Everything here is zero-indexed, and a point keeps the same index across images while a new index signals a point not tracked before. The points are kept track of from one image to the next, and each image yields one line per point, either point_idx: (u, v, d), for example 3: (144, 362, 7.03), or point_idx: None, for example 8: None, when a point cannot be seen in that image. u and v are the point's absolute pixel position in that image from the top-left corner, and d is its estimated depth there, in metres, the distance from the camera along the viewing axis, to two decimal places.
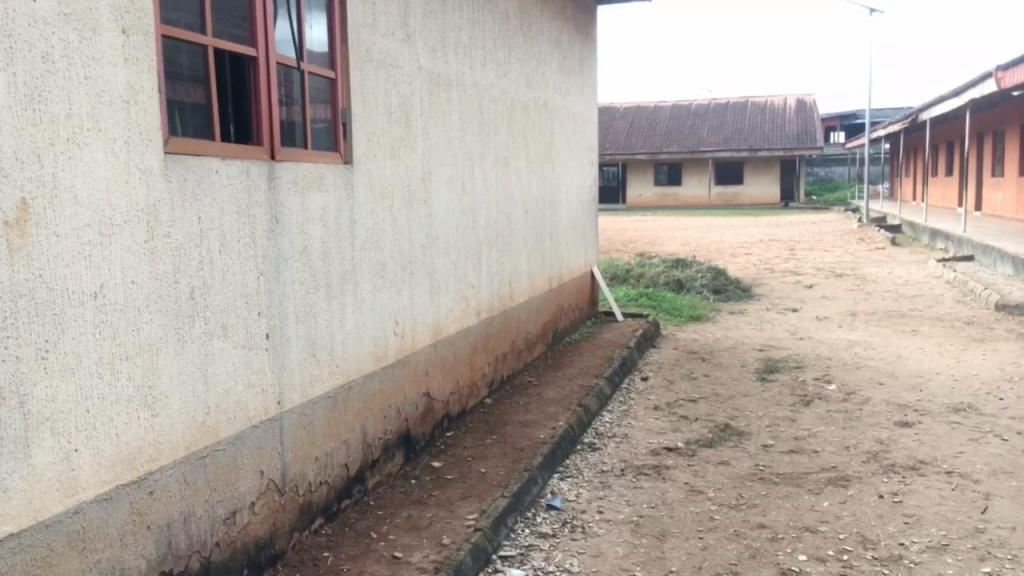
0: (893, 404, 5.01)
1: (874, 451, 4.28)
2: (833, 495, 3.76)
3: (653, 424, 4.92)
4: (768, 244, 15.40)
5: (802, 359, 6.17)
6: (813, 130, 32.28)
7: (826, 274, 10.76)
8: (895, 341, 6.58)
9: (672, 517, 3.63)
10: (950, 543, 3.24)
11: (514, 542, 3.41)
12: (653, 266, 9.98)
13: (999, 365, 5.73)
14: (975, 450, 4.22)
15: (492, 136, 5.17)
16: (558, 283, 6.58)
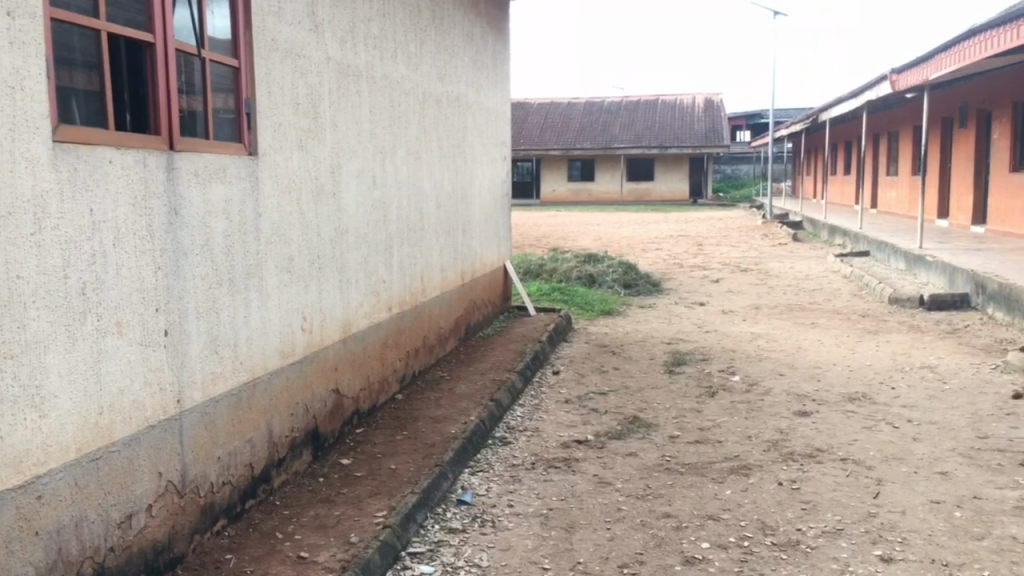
0: (793, 394, 5.19)
1: (774, 440, 4.42)
2: (736, 483, 3.87)
3: (563, 417, 4.96)
4: (677, 239, 15.72)
5: (708, 351, 6.33)
6: (721, 127, 33.10)
7: (732, 268, 11.05)
8: (795, 334, 6.81)
9: (580, 509, 3.66)
10: (844, 527, 3.37)
11: (424, 538, 3.39)
12: (566, 261, 10.05)
13: (891, 355, 6.00)
14: (868, 437, 4.41)
15: (404, 129, 5.12)
16: (470, 277, 6.56)
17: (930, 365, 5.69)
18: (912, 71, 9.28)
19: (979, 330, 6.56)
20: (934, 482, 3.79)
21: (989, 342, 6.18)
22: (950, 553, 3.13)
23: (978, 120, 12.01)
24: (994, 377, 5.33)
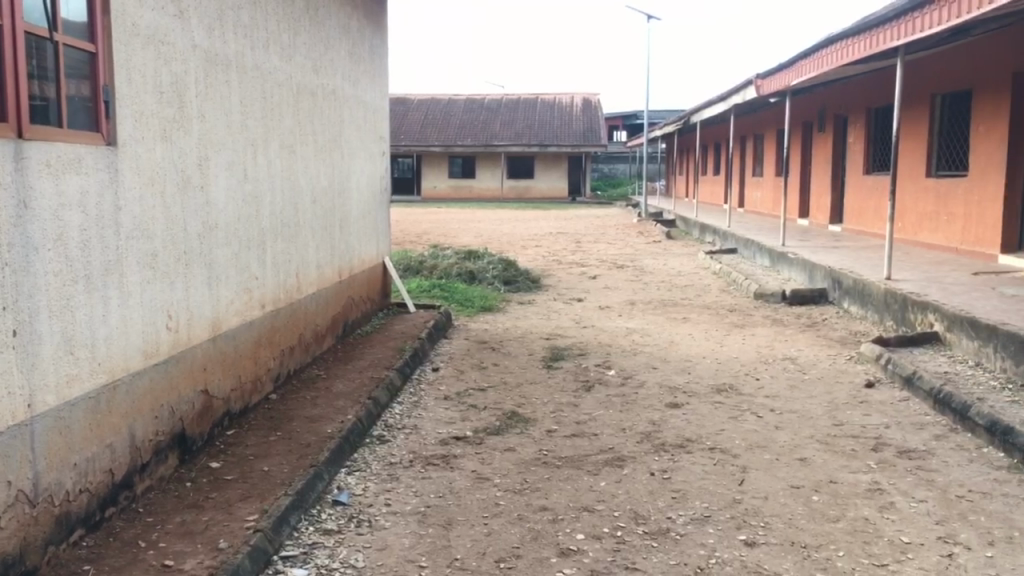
0: (665, 387, 5.35)
1: (647, 432, 4.55)
2: (610, 475, 3.96)
3: (442, 414, 4.95)
4: (556, 237, 15.96)
5: (586, 346, 6.45)
6: (598, 127, 33.81)
7: (608, 265, 11.31)
8: (668, 328, 7.04)
9: (457, 505, 3.66)
10: (711, 514, 3.50)
11: (297, 541, 3.30)
12: (446, 257, 10.04)
13: (756, 348, 6.28)
14: (734, 426, 4.60)
15: (277, 121, 4.97)
16: (347, 274, 6.45)
17: (791, 357, 5.99)
18: (775, 77, 9.73)
19: (835, 323, 6.95)
20: (794, 468, 3.98)
21: (844, 335, 6.56)
22: (809, 535, 3.30)
23: (835, 125, 12.72)
24: (848, 367, 5.66)
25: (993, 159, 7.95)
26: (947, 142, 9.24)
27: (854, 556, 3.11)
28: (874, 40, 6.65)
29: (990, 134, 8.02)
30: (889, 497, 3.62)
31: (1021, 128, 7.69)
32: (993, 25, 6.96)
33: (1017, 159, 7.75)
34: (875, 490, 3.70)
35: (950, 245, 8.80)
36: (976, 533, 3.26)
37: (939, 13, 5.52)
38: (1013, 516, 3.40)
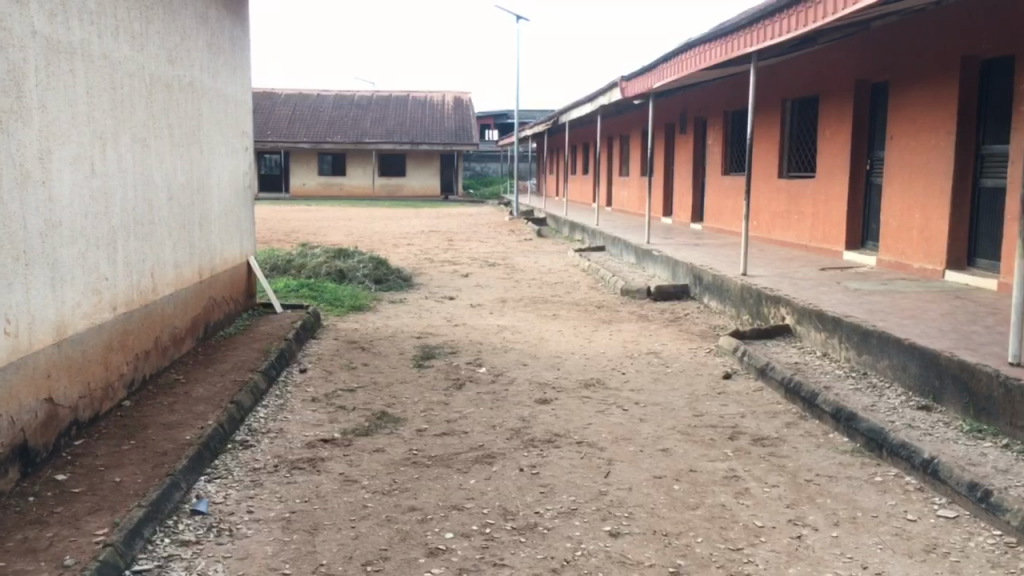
0: (535, 383, 5.41)
1: (517, 428, 4.59)
2: (480, 472, 3.97)
3: (309, 416, 4.83)
4: (429, 235, 15.88)
5: (457, 344, 6.45)
6: (471, 125, 33.89)
7: (480, 263, 11.37)
8: (538, 325, 7.13)
9: (324, 509, 3.58)
10: (578, 507, 3.57)
11: (151, 554, 3.14)
12: (315, 256, 9.82)
13: (623, 343, 6.44)
14: (601, 420, 4.70)
15: (129, 113, 4.73)
16: (208, 273, 6.19)
17: (655, 351, 6.18)
18: (639, 79, 10.03)
19: (696, 318, 7.22)
20: (657, 459, 4.11)
21: (704, 329, 6.82)
22: (670, 523, 3.40)
23: (696, 127, 13.23)
24: (708, 360, 5.89)
25: (838, 162, 8.46)
26: (797, 144, 9.76)
27: (712, 542, 3.23)
28: (729, 46, 6.94)
29: (835, 138, 8.52)
30: (744, 483, 3.79)
31: (861, 133, 8.22)
32: (836, 35, 7.40)
33: (859, 162, 8.27)
34: (731, 477, 3.87)
35: (800, 243, 9.30)
36: (822, 514, 3.45)
37: (788, 21, 5.82)
38: (856, 497, 3.62)
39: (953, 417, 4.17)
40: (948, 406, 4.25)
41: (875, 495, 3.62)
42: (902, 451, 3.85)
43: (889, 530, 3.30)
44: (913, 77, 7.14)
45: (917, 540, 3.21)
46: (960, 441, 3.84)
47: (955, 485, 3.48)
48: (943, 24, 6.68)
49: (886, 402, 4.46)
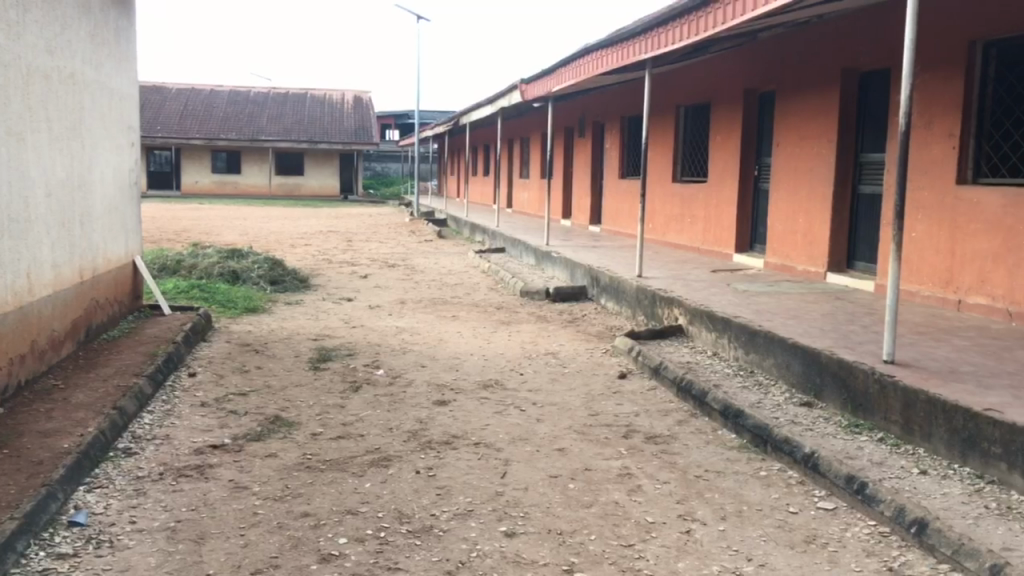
0: (433, 384, 5.39)
1: (414, 430, 4.55)
2: (375, 476, 3.92)
3: (198, 421, 4.67)
4: (327, 235, 15.61)
5: (354, 346, 6.36)
6: (371, 124, 33.53)
7: (380, 264, 11.25)
8: (437, 326, 7.10)
9: (212, 517, 3.47)
10: (474, 508, 3.57)
11: (24, 569, 2.97)
12: (207, 256, 9.52)
13: (521, 344, 6.49)
14: (499, 421, 4.71)
15: (3, 104, 4.47)
16: (90, 273, 5.91)
17: (553, 352, 6.24)
18: (538, 82, 10.13)
19: (593, 319, 7.34)
20: (553, 458, 4.15)
21: (601, 329, 6.93)
22: (564, 522, 3.44)
23: (594, 130, 13.45)
24: (604, 360, 5.99)
25: (728, 167, 8.74)
26: (690, 149, 10.03)
27: (605, 539, 3.29)
28: (625, 52, 7.09)
29: (726, 144, 8.81)
30: (637, 480, 3.87)
31: (750, 140, 8.53)
32: (727, 44, 7.64)
33: (748, 168, 8.57)
34: (625, 475, 3.94)
35: (693, 245, 9.57)
36: (710, 509, 3.55)
37: (681, 29, 5.98)
38: (743, 491, 3.74)
39: (833, 413, 4.36)
40: (828, 403, 4.45)
41: (760, 489, 3.76)
42: (785, 446, 4.01)
43: (772, 522, 3.42)
44: (797, 88, 7.45)
45: (799, 531, 3.34)
46: (839, 436, 4.03)
47: (833, 478, 3.64)
48: (826, 36, 6.97)
49: (771, 399, 4.64)
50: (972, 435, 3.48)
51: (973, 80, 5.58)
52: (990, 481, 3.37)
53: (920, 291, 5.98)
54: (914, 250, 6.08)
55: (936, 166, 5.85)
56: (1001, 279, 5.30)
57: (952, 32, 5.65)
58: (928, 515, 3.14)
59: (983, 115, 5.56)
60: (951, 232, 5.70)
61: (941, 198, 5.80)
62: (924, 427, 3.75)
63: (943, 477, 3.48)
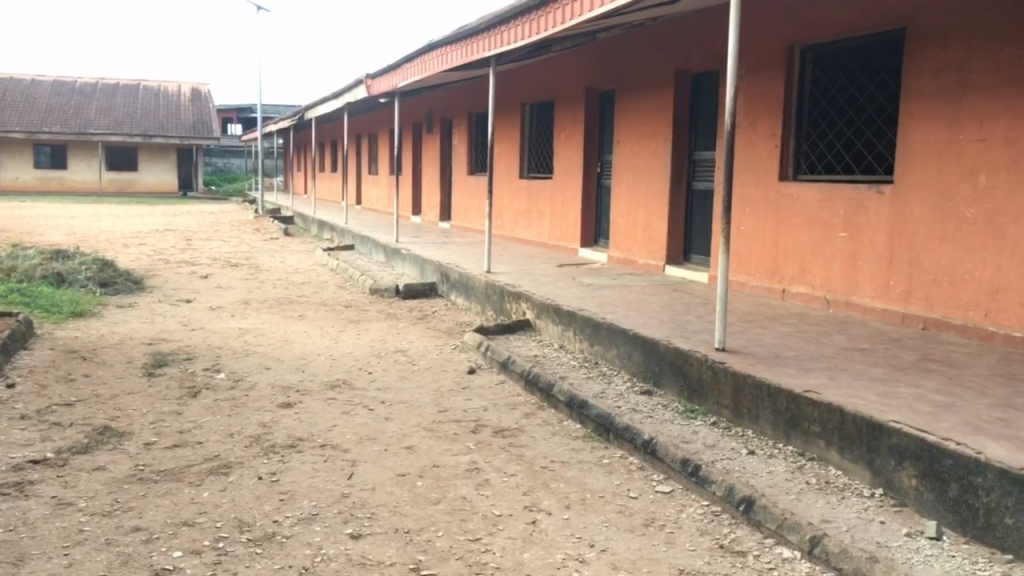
0: (277, 387, 5.23)
1: (256, 435, 4.40)
2: (214, 484, 3.76)
3: (17, 436, 4.33)
4: (164, 234, 14.85)
5: (193, 350, 6.08)
6: (212, 118, 32.21)
7: (222, 263, 10.81)
8: (282, 327, 6.90)
9: (32, 537, 3.22)
10: (319, 512, 3.49)
11: None
12: (27, 257, 8.84)
13: (370, 342, 6.40)
14: (346, 421, 4.63)
15: None
16: None
17: (402, 349, 6.19)
18: (383, 78, 10.01)
19: (443, 315, 7.35)
20: (401, 456, 4.12)
21: (451, 325, 6.95)
22: (412, 520, 3.42)
23: (442, 126, 13.46)
24: (453, 356, 6.01)
25: (572, 163, 8.96)
26: (535, 146, 10.21)
27: (452, 535, 3.29)
28: (469, 49, 7.11)
29: (569, 141, 9.02)
30: (484, 475, 3.90)
31: (592, 137, 8.77)
32: (568, 44, 7.81)
33: (591, 165, 8.81)
34: (472, 469, 3.96)
35: (540, 240, 9.74)
36: (555, 499, 3.62)
37: (523, 28, 6.06)
38: (586, 479, 3.84)
39: (670, 400, 4.56)
40: (666, 390, 4.64)
41: (603, 476, 3.87)
42: (626, 434, 4.15)
43: (614, 508, 3.53)
44: (634, 87, 7.71)
45: (638, 515, 3.46)
46: (676, 422, 4.21)
47: (670, 462, 3.79)
48: (661, 38, 7.26)
49: (613, 388, 4.79)
50: (793, 416, 3.71)
51: (791, 83, 5.95)
52: (811, 458, 3.62)
53: (749, 282, 6.33)
54: (743, 243, 6.42)
55: (760, 163, 6.20)
56: (820, 269, 5.69)
57: (774, 37, 6.00)
58: (754, 493, 3.32)
59: (802, 115, 5.94)
60: (776, 226, 6.07)
61: (766, 195, 6.16)
62: (752, 410, 3.97)
63: (769, 457, 3.71)
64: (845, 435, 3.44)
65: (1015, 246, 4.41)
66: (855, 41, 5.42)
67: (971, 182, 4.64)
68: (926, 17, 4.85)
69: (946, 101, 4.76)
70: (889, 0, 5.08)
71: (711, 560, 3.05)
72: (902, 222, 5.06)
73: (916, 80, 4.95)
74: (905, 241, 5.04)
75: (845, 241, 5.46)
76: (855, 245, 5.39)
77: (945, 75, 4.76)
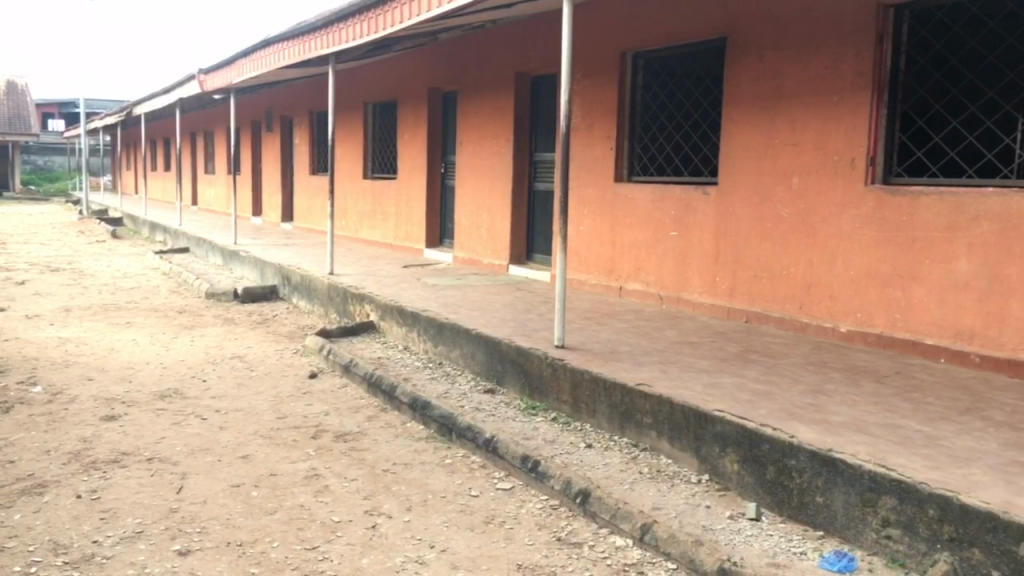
0: (101, 399, 4.91)
1: (76, 451, 4.12)
2: (26, 506, 3.48)
3: None
4: None
5: (5, 362, 5.62)
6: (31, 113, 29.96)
7: (41, 268, 10.06)
8: (108, 335, 6.49)
9: None
10: (144, 529, 3.30)
11: None
12: None
13: (204, 349, 6.13)
14: (176, 432, 4.41)
15: None
16: None
17: (239, 355, 5.97)
18: (218, 74, 9.61)
19: (283, 319, 7.14)
20: (235, 466, 3.96)
21: (291, 330, 6.76)
22: (244, 532, 3.29)
23: (282, 125, 13.10)
24: (293, 361, 5.84)
25: (416, 163, 8.92)
26: (379, 146, 10.11)
27: (287, 545, 3.19)
28: (306, 46, 6.94)
29: (413, 141, 8.97)
30: (323, 481, 3.81)
31: (435, 138, 8.76)
32: (408, 43, 7.76)
33: (434, 165, 8.80)
34: (311, 476, 3.86)
35: (385, 241, 9.64)
36: (396, 502, 3.59)
37: (361, 26, 5.97)
38: (427, 481, 3.82)
39: (512, 397, 4.62)
40: (508, 388, 4.69)
41: (444, 476, 3.87)
42: (467, 433, 4.17)
43: (455, 507, 3.53)
44: (475, 89, 7.77)
45: (478, 513, 3.48)
46: (517, 419, 4.27)
47: (510, 459, 3.84)
48: (500, 41, 7.35)
49: (457, 388, 4.80)
50: (627, 408, 3.84)
51: (624, 88, 6.16)
52: (643, 449, 3.75)
53: (588, 280, 6.51)
54: (582, 242, 6.59)
55: (597, 165, 6.39)
56: (653, 267, 5.92)
57: (607, 43, 6.20)
58: (590, 485, 3.41)
59: (635, 119, 6.17)
60: (612, 225, 6.26)
61: (602, 195, 6.34)
62: (589, 405, 4.08)
63: (605, 449, 3.82)
64: (674, 424, 3.59)
65: (825, 244, 4.74)
66: (681, 48, 5.68)
67: (786, 184, 4.96)
68: (744, 28, 5.15)
69: (763, 107, 5.06)
70: (710, 11, 5.35)
71: (548, 554, 3.11)
72: (726, 222, 5.34)
73: (737, 86, 5.23)
74: (729, 239, 5.32)
75: (676, 240, 5.71)
76: (684, 244, 5.64)
77: (761, 83, 5.07)
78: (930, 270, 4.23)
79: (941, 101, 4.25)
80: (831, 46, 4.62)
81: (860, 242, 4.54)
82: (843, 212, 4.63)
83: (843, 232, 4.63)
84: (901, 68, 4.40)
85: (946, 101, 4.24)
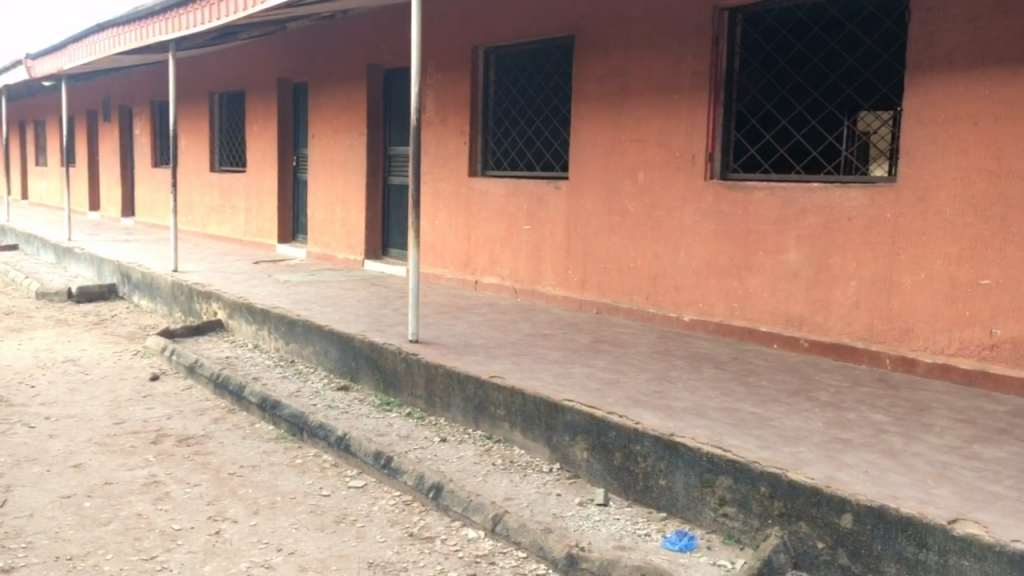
0: None
1: None
2: None
3: None
4: None
5: None
6: None
7: None
8: None
9: None
10: None
11: None
12: None
13: (34, 352, 5.72)
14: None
15: None
16: None
17: (73, 359, 5.60)
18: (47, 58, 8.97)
19: (123, 319, 6.75)
20: (66, 476, 3.71)
21: (132, 330, 6.40)
22: (75, 545, 3.08)
23: (121, 115, 12.39)
24: (133, 363, 5.53)
25: (266, 156, 8.64)
26: (227, 138, 9.73)
27: (122, 556, 3.01)
28: (144, 31, 6.57)
29: (263, 133, 8.68)
30: (164, 487, 3.62)
31: (286, 130, 8.52)
32: (255, 31, 7.51)
33: (286, 158, 8.55)
34: (150, 483, 3.67)
35: (235, 236, 9.30)
36: (242, 505, 3.46)
37: (203, 12, 5.71)
38: (276, 482, 3.71)
39: (366, 394, 4.55)
40: (362, 385, 4.62)
41: (294, 477, 3.76)
42: (319, 432, 4.07)
43: (304, 508, 3.44)
44: (327, 80, 7.60)
45: (329, 513, 3.40)
46: (371, 416, 4.21)
47: (363, 456, 3.78)
48: (352, 33, 7.22)
49: (309, 386, 4.68)
50: (481, 401, 3.85)
51: (477, 83, 6.18)
52: (497, 440, 3.78)
53: (444, 274, 6.50)
54: (438, 237, 6.57)
55: (451, 159, 6.38)
56: (508, 260, 5.97)
57: (459, 38, 6.20)
58: (443, 479, 3.40)
59: (488, 114, 6.20)
60: (467, 220, 6.27)
61: (457, 190, 6.34)
62: (443, 399, 4.07)
63: (459, 442, 3.82)
64: (526, 415, 3.63)
65: (669, 237, 4.91)
66: (531, 44, 5.75)
67: (632, 179, 5.10)
68: (590, 28, 5.26)
69: (610, 104, 5.19)
70: (559, 10, 5.44)
71: (399, 550, 3.08)
72: (577, 216, 5.45)
73: (585, 84, 5.35)
74: (580, 233, 5.44)
75: (530, 233, 5.78)
76: (538, 237, 5.72)
77: (608, 81, 5.20)
78: (764, 261, 4.46)
79: (771, 100, 4.54)
80: (672, 48, 4.79)
81: (701, 236, 4.74)
82: (686, 207, 4.82)
83: (685, 226, 4.82)
84: (736, 69, 4.64)
85: (776, 101, 4.52)
